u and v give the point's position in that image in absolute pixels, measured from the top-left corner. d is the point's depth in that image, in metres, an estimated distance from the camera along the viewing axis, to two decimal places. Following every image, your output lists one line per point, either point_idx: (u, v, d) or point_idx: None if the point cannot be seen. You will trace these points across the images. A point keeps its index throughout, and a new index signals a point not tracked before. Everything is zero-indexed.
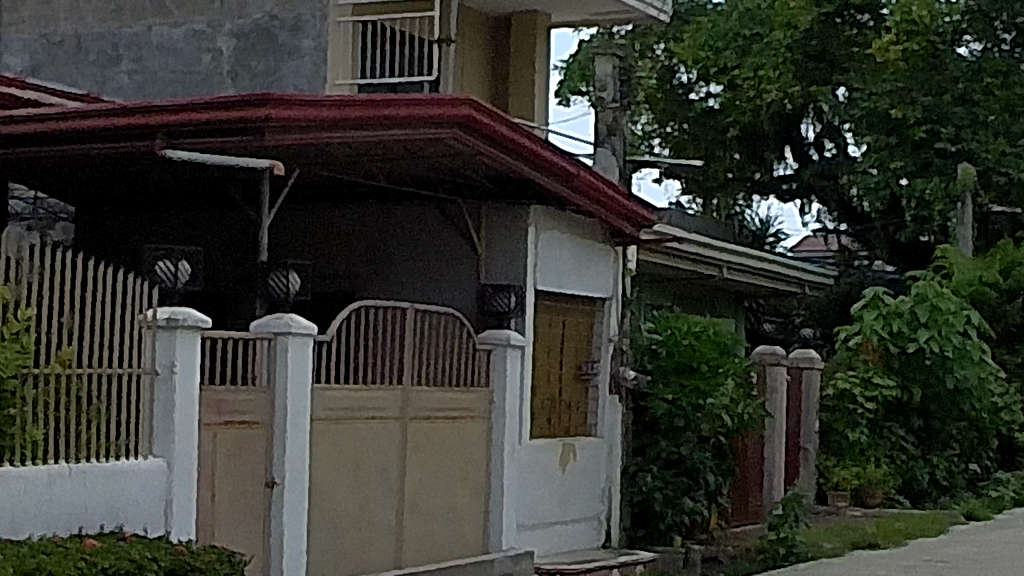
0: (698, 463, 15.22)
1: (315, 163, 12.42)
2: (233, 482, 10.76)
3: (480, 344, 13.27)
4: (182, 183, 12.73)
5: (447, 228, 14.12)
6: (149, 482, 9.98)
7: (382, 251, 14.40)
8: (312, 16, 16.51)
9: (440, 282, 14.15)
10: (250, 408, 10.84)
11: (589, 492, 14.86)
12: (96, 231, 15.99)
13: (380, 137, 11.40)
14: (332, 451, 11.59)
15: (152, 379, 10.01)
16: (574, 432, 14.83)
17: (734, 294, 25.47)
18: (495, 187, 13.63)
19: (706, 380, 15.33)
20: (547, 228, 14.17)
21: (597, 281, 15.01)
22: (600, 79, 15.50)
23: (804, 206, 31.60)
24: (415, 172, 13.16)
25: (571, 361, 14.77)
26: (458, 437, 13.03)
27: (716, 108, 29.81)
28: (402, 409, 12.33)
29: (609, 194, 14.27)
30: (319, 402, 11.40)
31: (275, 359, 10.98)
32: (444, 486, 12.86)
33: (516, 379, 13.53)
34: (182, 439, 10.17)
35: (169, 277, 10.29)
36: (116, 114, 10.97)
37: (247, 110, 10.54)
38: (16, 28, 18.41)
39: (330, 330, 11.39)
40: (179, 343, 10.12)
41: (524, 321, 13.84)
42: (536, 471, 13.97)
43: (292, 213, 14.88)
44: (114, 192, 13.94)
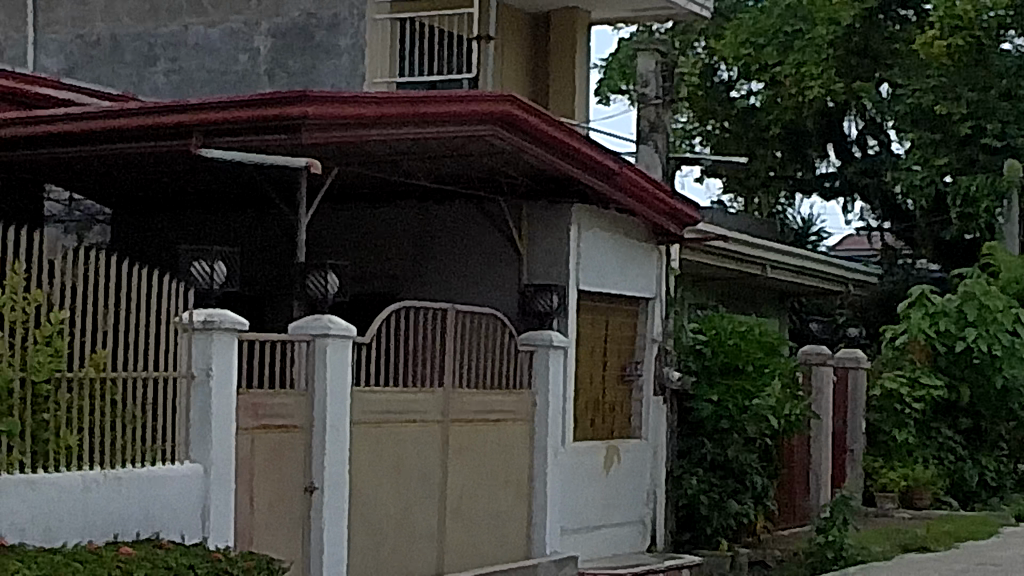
0: (744, 465, 15.12)
1: (353, 162, 12.20)
2: (271, 487, 10.55)
3: (522, 346, 13.03)
4: (219, 183, 12.53)
5: (488, 227, 13.89)
6: (186, 487, 9.77)
7: (421, 251, 14.17)
8: (349, 14, 16.29)
9: (481, 283, 13.93)
10: (288, 411, 10.63)
11: (634, 495, 14.61)
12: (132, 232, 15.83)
13: (420, 135, 11.18)
14: (372, 455, 11.37)
15: (188, 382, 9.79)
16: (619, 434, 14.58)
17: (778, 293, 25.21)
18: (537, 186, 13.40)
19: (752, 380, 15.19)
20: (591, 227, 13.94)
21: (640, 280, 14.75)
22: (643, 76, 15.26)
23: (847, 204, 31.30)
24: (455, 171, 12.93)
25: (614, 362, 14.51)
26: (501, 440, 12.80)
27: (756, 105, 29.61)
28: (443, 412, 12.10)
29: (653, 192, 14.01)
30: (358, 405, 11.18)
31: (314, 362, 10.76)
32: (487, 490, 12.63)
33: (559, 380, 13.29)
34: (220, 443, 9.95)
35: (204, 278, 10.08)
36: (149, 113, 10.76)
37: (282, 107, 10.32)
38: (51, 28, 18.23)
39: (368, 333, 11.16)
40: (217, 346, 9.88)
41: (566, 322, 13.60)
42: (580, 475, 13.73)
43: (329, 214, 14.66)
44: (150, 193, 13.74)
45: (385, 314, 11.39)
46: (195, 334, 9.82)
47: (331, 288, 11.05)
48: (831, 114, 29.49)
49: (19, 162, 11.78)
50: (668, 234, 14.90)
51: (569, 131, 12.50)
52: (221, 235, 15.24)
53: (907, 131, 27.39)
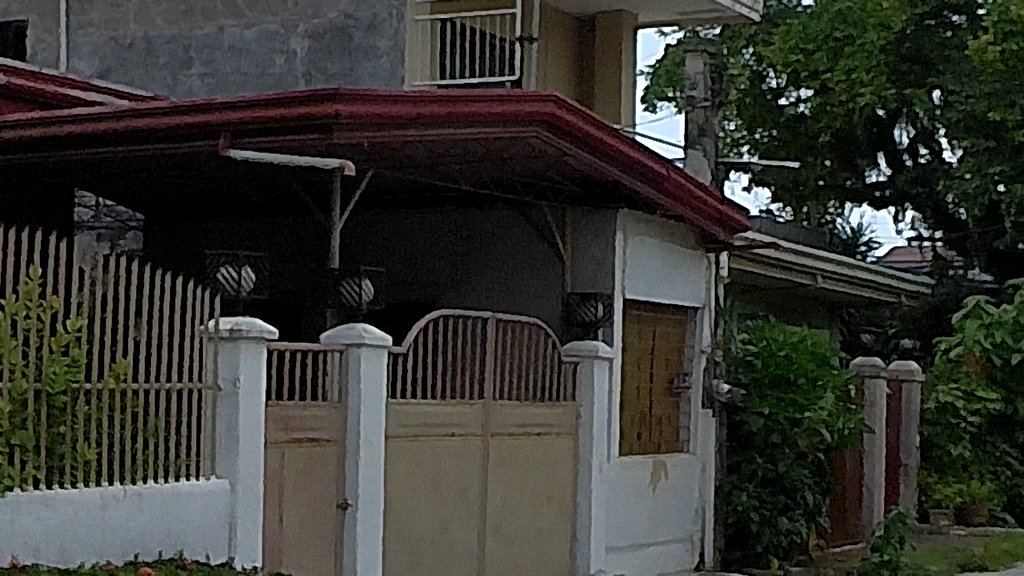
0: (797, 481, 14.42)
1: (389, 164, 11.73)
2: (303, 503, 10.07)
3: (565, 356, 12.53)
4: (251, 186, 12.08)
5: (531, 234, 13.41)
6: (212, 504, 9.31)
7: (461, 258, 13.70)
8: (388, 14, 15.81)
9: (523, 292, 13.44)
10: (321, 424, 10.15)
11: (681, 512, 14.10)
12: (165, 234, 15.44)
13: (459, 136, 10.71)
14: (409, 470, 10.89)
15: (214, 395, 9.33)
16: (666, 448, 14.07)
17: (828, 302, 24.63)
18: (580, 190, 12.91)
19: (805, 395, 14.47)
20: (637, 233, 13.43)
21: (688, 290, 14.24)
22: (690, 77, 14.76)
23: (897, 213, 30.69)
24: (496, 174, 12.46)
25: (662, 373, 14.01)
26: (544, 454, 12.31)
27: (806, 113, 29.06)
28: (484, 424, 11.62)
29: (702, 197, 13.51)
30: (394, 419, 10.70)
31: (348, 373, 10.29)
32: (529, 506, 12.14)
33: (604, 392, 12.79)
34: (248, 459, 9.49)
35: (231, 285, 9.59)
36: (175, 112, 10.31)
37: (314, 106, 9.87)
38: (84, 31, 17.81)
39: (405, 343, 10.68)
40: (244, 358, 9.43)
41: (612, 333, 13.09)
42: (626, 490, 13.22)
43: (367, 218, 14.21)
44: (181, 196, 13.30)
45: (421, 323, 10.88)
46: (221, 343, 9.37)
47: (365, 294, 10.70)
48: (882, 121, 28.90)
49: (43, 163, 11.35)
50: (717, 239, 14.39)
51: (616, 133, 12.02)
52: (254, 240, 14.81)
53: (959, 137, 26.59)
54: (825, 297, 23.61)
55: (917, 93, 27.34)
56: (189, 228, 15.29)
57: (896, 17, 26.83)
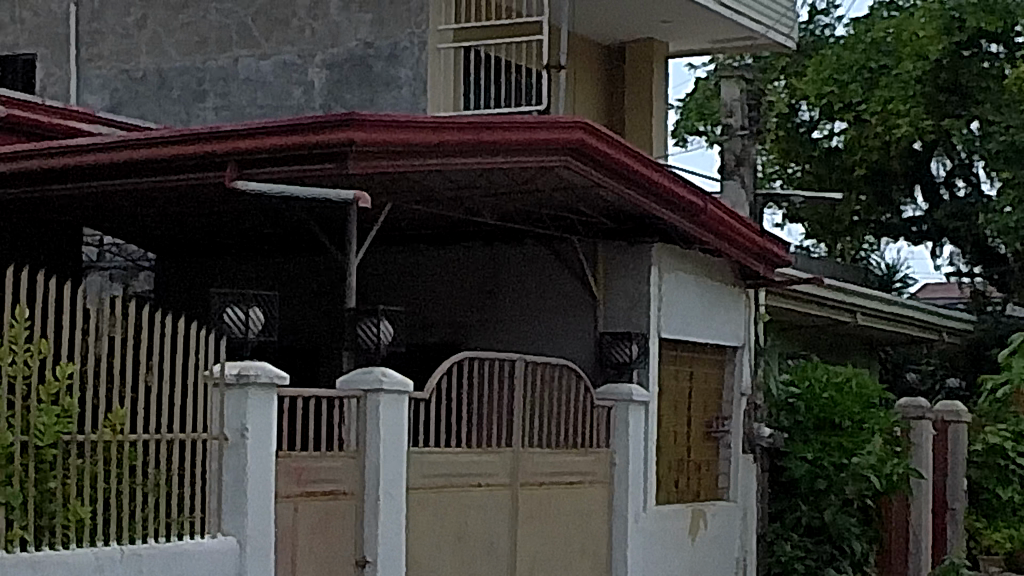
0: (844, 530, 13.76)
1: (409, 195, 11.02)
2: (319, 563, 9.34)
3: (599, 400, 11.79)
4: (263, 218, 11.38)
5: (560, 270, 12.70)
6: (220, 564, 8.60)
7: (487, 297, 12.98)
8: (410, 43, 15.12)
9: (553, 332, 12.72)
10: (338, 476, 9.43)
11: (722, 563, 13.34)
12: (178, 272, 14.75)
13: (485, 166, 10.01)
14: (432, 524, 10.16)
15: (220, 445, 8.63)
16: (705, 495, 13.30)
17: (868, 340, 23.82)
18: (612, 223, 12.21)
19: (851, 437, 13.93)
20: (673, 269, 12.71)
21: (726, 328, 13.51)
22: (726, 104, 14.12)
23: (935, 248, 29.86)
24: (523, 207, 11.76)
25: (700, 416, 13.26)
26: (576, 504, 11.58)
27: (840, 146, 28.51)
28: (512, 474, 10.88)
29: (742, 230, 12.79)
30: (416, 469, 9.98)
31: (366, 420, 9.57)
32: (561, 560, 11.40)
33: (639, 438, 12.06)
34: (257, 515, 8.77)
35: (239, 328, 8.85)
36: (179, 141, 9.62)
37: (328, 133, 9.19)
38: (94, 64, 17.15)
39: (428, 387, 9.99)
40: (254, 404, 8.74)
41: (648, 374, 12.36)
42: (664, 541, 12.48)
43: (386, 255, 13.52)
44: (190, 230, 12.60)
45: (451, 364, 10.31)
46: (228, 390, 8.67)
47: (384, 337, 9.90)
48: (920, 155, 28.12)
49: (42, 199, 10.67)
50: (757, 275, 13.66)
51: (650, 162, 11.32)
52: (268, 279, 14.11)
53: (1000, 170, 25.80)
54: (863, 334, 22.81)
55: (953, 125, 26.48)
56: (200, 266, 14.60)
57: (935, 45, 26.09)
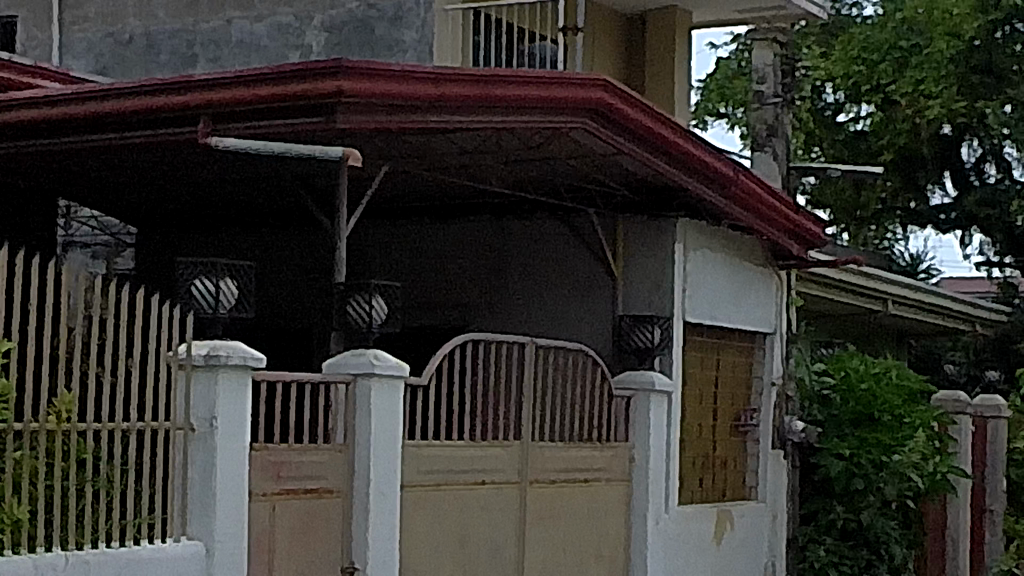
0: (881, 533, 12.60)
1: (408, 156, 9.91)
2: (301, 573, 8.23)
3: (617, 389, 10.69)
4: (248, 180, 10.29)
5: (576, 246, 11.59)
6: (184, 574, 7.48)
7: (495, 275, 11.91)
8: (415, 3, 13.95)
9: (565, 314, 11.62)
10: (324, 472, 8.34)
11: (750, 567, 12.24)
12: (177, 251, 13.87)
13: (490, 125, 8.89)
14: (430, 527, 9.06)
15: (186, 436, 7.54)
16: (731, 495, 12.20)
17: (896, 331, 22.64)
18: (633, 194, 11.08)
19: (891, 432, 12.74)
20: (699, 246, 11.59)
21: (757, 312, 12.39)
22: (758, 70, 13.10)
23: (964, 237, 28.66)
24: (535, 175, 10.65)
25: (728, 409, 12.14)
26: (590, 504, 10.46)
27: (864, 130, 27.45)
28: (521, 470, 9.79)
29: (775, 205, 11.65)
30: (412, 464, 8.87)
31: (356, 407, 8.48)
32: (571, 567, 10.28)
33: (661, 431, 10.94)
34: (226, 517, 7.67)
35: (207, 304, 7.70)
36: (146, 91, 8.51)
37: (312, 83, 8.08)
38: (79, 27, 16.07)
39: (426, 372, 8.91)
40: (223, 388, 7.62)
41: (670, 362, 11.24)
42: (686, 544, 11.37)
43: (387, 228, 12.44)
44: (168, 196, 11.48)
45: (451, 347, 9.18)
46: (195, 373, 7.58)
47: (377, 316, 8.77)
48: (950, 139, 26.88)
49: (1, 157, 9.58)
50: (790, 255, 12.52)
51: (677, 127, 10.20)
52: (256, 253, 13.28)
53: None
54: (892, 324, 21.65)
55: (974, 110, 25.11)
56: (188, 238, 13.80)
57: (969, 24, 24.70)
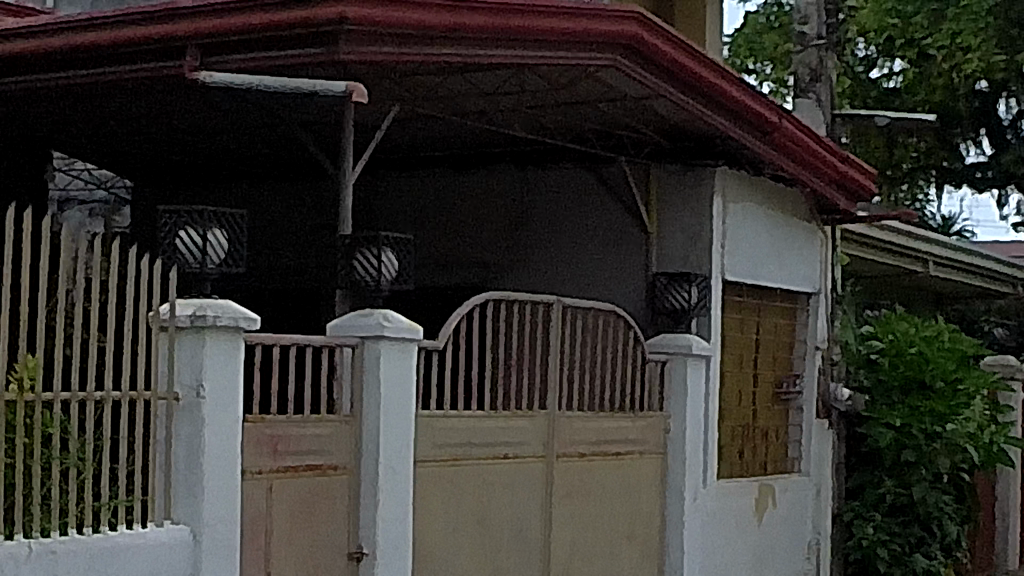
0: (934, 509, 11.55)
1: (421, 97, 9.02)
2: (304, 557, 7.34)
3: (651, 353, 9.79)
4: (247, 120, 9.43)
5: (604, 199, 10.71)
6: (169, 563, 6.59)
7: (517, 231, 11.07)
8: None
9: (592, 272, 10.74)
10: (328, 446, 7.46)
11: (792, 547, 11.36)
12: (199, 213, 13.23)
13: (512, 60, 7.96)
14: (448, 505, 8.18)
15: (170, 407, 6.64)
16: (773, 468, 11.33)
17: (934, 294, 21.66)
18: (667, 141, 10.19)
19: (946, 400, 11.77)
20: (739, 197, 10.66)
21: (800, 270, 11.48)
22: (800, 10, 12.23)
23: (1002, 195, 27.65)
24: (561, 119, 9.73)
25: (769, 376, 11.24)
26: (623, 480, 9.58)
27: (897, 87, 26.51)
28: (547, 443, 8.91)
29: (819, 152, 10.71)
30: (426, 437, 7.99)
31: (365, 373, 7.59)
32: (602, 550, 9.40)
33: (699, 398, 10.04)
34: (216, 499, 6.77)
35: (193, 257, 6.76)
36: (129, 21, 7.62)
37: (312, 9, 7.18)
38: None
39: (441, 336, 8.02)
40: (212, 352, 6.72)
41: (708, 325, 10.34)
42: (726, 522, 10.49)
43: (405, 176, 11.66)
44: (161, 144, 10.60)
45: (467, 308, 8.23)
46: (181, 333, 6.71)
47: (386, 273, 7.88)
48: (987, 95, 25.80)
49: None
50: (836, 208, 11.61)
51: (717, 67, 9.26)
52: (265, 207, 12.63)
53: None
54: (931, 286, 20.69)
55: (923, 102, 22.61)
56: (194, 191, 13.15)
57: None
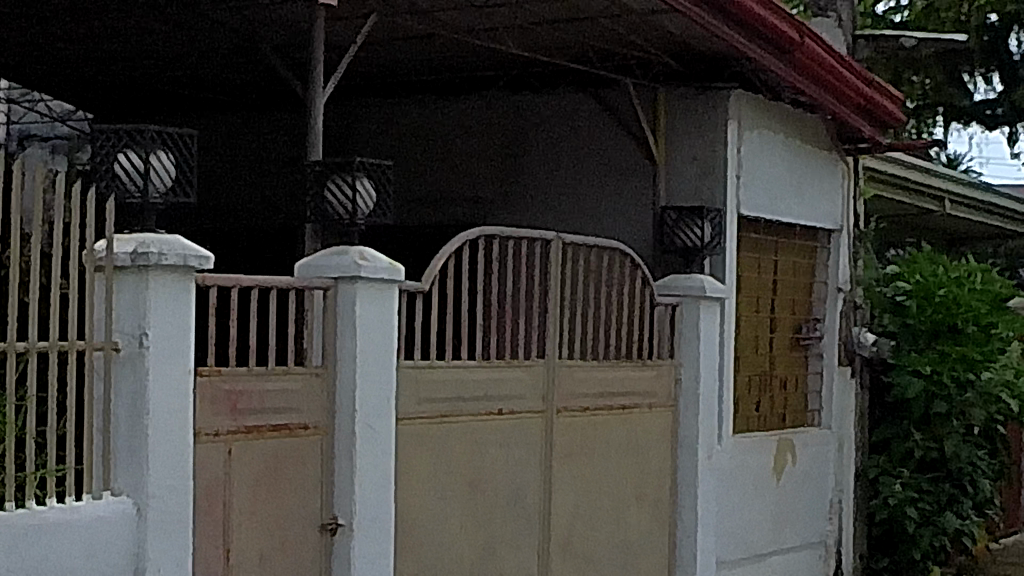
0: (966, 465, 10.79)
1: (402, 8, 8.05)
2: (270, 531, 6.40)
3: (660, 296, 8.84)
4: (209, 34, 8.46)
5: (606, 124, 9.82)
6: (110, 541, 5.62)
7: (512, 162, 10.21)
8: None
9: (595, 206, 9.82)
10: (297, 403, 6.51)
11: (813, 507, 10.44)
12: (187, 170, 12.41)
13: None
14: (438, 468, 7.25)
15: (108, 359, 5.67)
16: (792, 421, 10.42)
17: (946, 235, 20.66)
18: (676, 60, 9.23)
19: (978, 346, 10.94)
20: (755, 124, 9.70)
21: (821, 205, 10.53)
22: None
23: (1013, 133, 26.64)
24: (560, 36, 8.77)
25: (787, 320, 10.32)
26: (631, 437, 8.66)
27: (905, 21, 25.45)
28: (547, 396, 7.98)
29: (843, 74, 9.74)
30: (409, 391, 7.05)
31: (338, 317, 6.64)
32: (608, 513, 8.48)
33: (713, 343, 9.11)
34: (163, 467, 5.79)
35: (134, 183, 5.77)
36: None
37: None
38: None
39: (427, 277, 7.05)
40: (156, 293, 5.74)
41: (722, 265, 9.39)
42: (743, 481, 9.58)
43: (395, 105, 10.83)
44: (118, 63, 9.63)
45: (458, 242, 7.27)
46: (119, 272, 5.72)
47: (361, 204, 6.92)
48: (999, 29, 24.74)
49: None
50: (860, 137, 10.68)
51: None
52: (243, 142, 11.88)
53: None
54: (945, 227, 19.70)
55: (931, 49, 20.90)
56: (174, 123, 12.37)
57: None
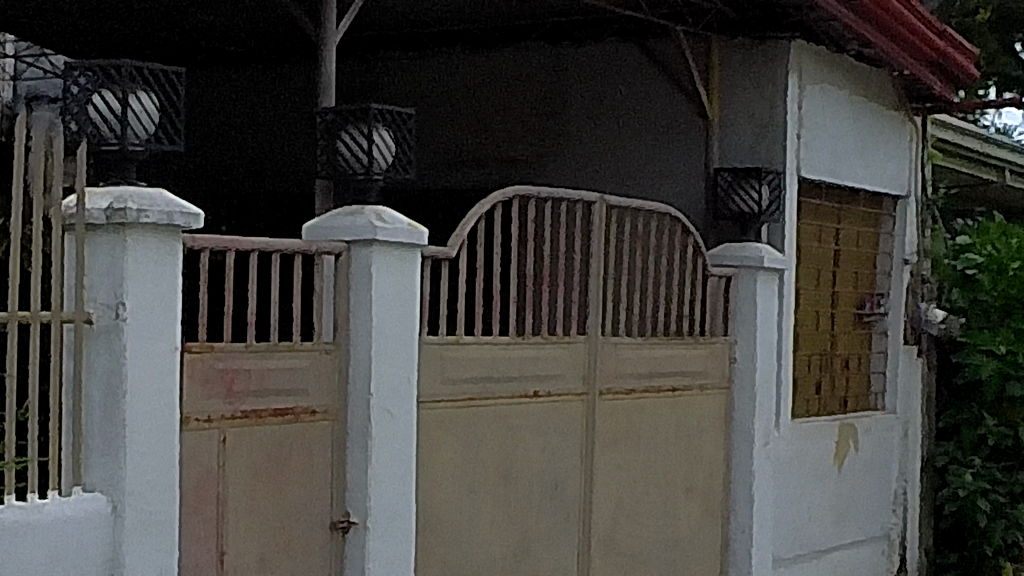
0: None
1: None
2: (273, 530, 5.59)
3: (714, 267, 8.01)
4: None
5: (656, 79, 9.02)
6: (77, 548, 4.77)
7: (552, 119, 9.42)
8: None
9: (644, 169, 9.03)
10: (304, 385, 5.70)
11: (875, 498, 9.60)
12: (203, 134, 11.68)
13: None
14: (469, 458, 6.45)
15: (78, 334, 4.80)
16: (854, 405, 9.60)
17: (1005, 208, 19.74)
18: (734, 10, 8.37)
19: None
20: (817, 78, 8.88)
21: (886, 169, 9.70)
22: None
23: None
24: None
25: (849, 295, 9.51)
26: (681, 423, 7.82)
27: None
28: (590, 377, 7.15)
29: (913, 25, 8.90)
30: (433, 371, 6.23)
31: (352, 286, 5.82)
32: (656, 508, 7.65)
33: (772, 319, 8.28)
34: (143, 461, 4.93)
35: (111, 128, 4.92)
36: None
37: None
38: None
39: (454, 241, 6.22)
40: (137, 256, 4.86)
41: (782, 233, 8.64)
42: (802, 471, 8.76)
43: (425, 59, 10.05)
44: (120, 11, 8.81)
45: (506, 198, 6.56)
46: (91, 233, 4.85)
47: (378, 156, 6.11)
48: None
49: None
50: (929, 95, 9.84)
51: None
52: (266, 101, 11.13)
53: None
54: (1002, 201, 18.76)
55: (988, 13, 19.98)
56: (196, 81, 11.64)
57: None
